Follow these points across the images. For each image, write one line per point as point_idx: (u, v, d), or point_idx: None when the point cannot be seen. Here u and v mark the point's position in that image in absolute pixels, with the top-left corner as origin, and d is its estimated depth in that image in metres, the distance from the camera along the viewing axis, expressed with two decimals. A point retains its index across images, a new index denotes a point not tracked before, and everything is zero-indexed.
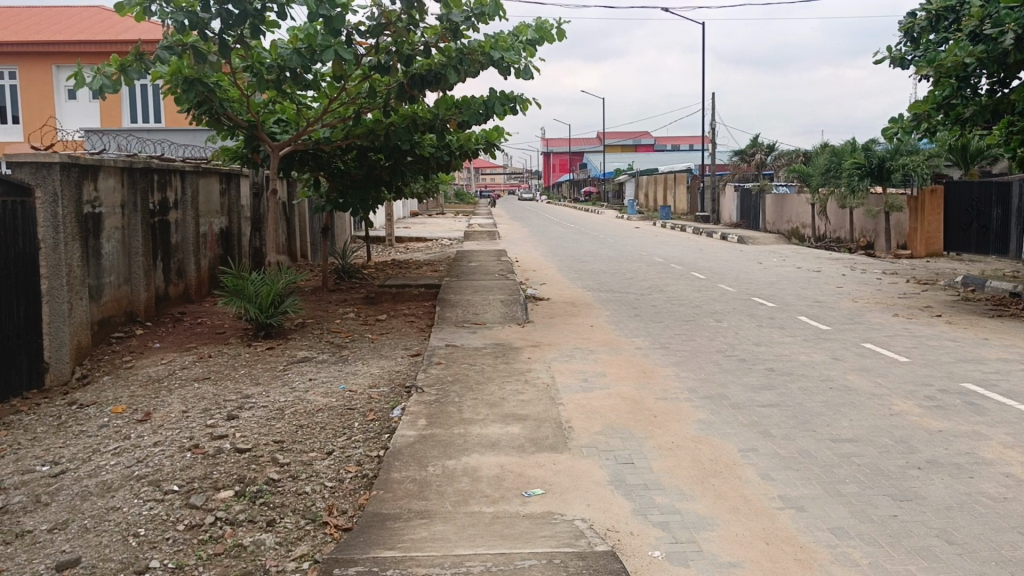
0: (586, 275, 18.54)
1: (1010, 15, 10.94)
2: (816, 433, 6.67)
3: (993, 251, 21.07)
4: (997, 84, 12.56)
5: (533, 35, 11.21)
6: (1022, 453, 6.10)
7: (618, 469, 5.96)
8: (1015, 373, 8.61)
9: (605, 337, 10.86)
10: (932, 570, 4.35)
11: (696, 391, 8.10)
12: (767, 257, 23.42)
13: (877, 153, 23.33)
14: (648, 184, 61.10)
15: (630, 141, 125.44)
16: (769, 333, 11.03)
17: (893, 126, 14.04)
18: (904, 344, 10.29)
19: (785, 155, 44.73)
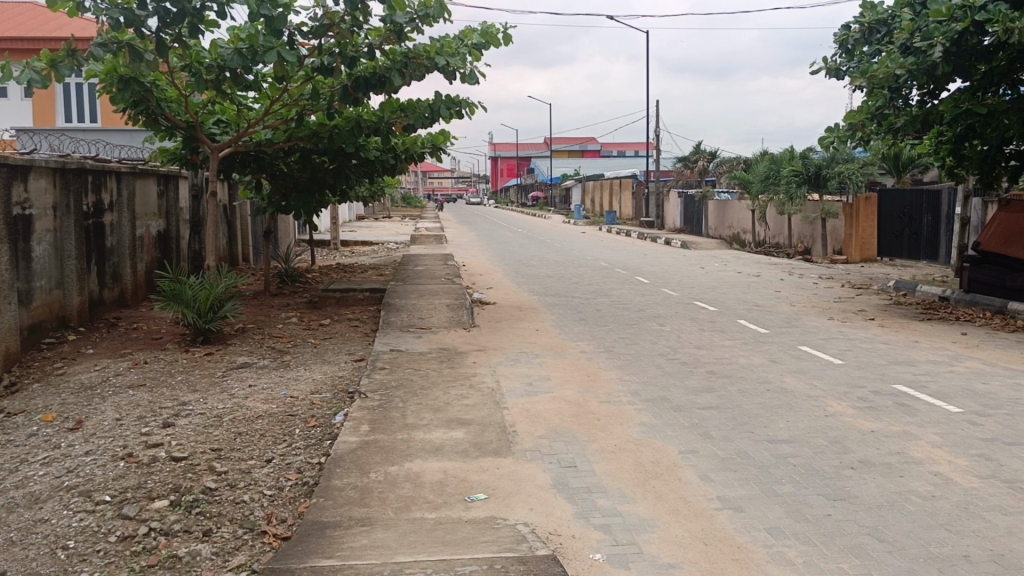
0: (532, 279, 18.60)
1: (938, 29, 11.34)
2: (754, 435, 6.79)
3: (923, 256, 21.94)
4: (927, 95, 13.00)
5: (478, 39, 11.25)
6: (949, 452, 6.30)
7: (560, 472, 5.98)
8: (943, 374, 8.92)
9: (549, 341, 10.91)
10: (863, 567, 4.47)
11: (638, 394, 8.18)
12: (709, 262, 23.82)
13: (814, 162, 23.99)
14: (594, 190, 61.63)
15: (576, 146, 126.39)
16: (710, 337, 11.21)
17: (829, 135, 14.44)
18: (839, 346, 10.56)
19: (726, 163, 45.57)
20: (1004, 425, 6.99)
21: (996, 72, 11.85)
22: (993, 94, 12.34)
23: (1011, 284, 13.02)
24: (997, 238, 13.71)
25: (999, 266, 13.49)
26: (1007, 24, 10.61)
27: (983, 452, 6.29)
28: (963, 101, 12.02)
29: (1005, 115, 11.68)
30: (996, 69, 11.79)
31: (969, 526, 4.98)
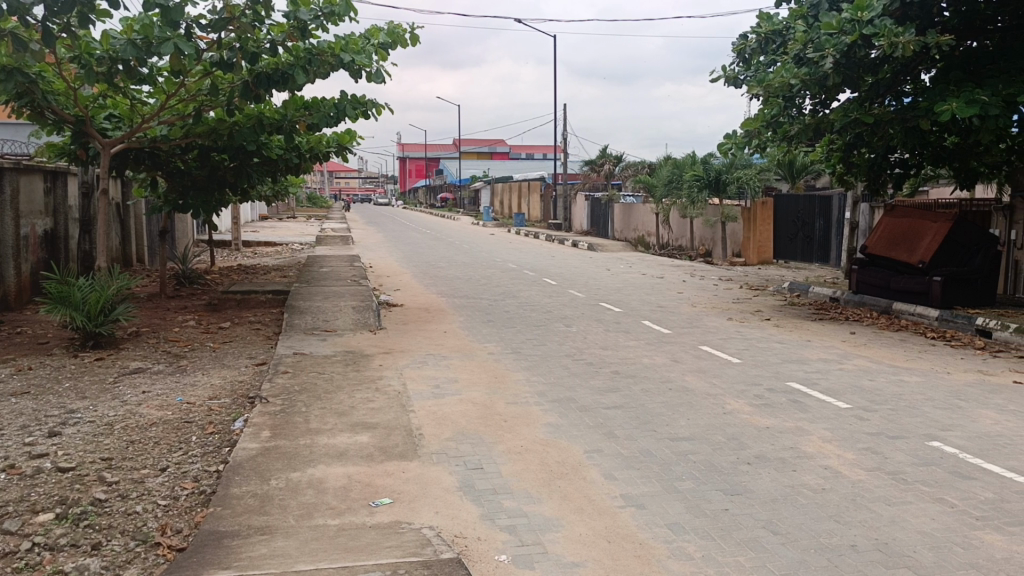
0: (441, 280, 18.53)
1: (829, 40, 11.83)
2: (656, 434, 6.94)
3: (816, 259, 22.93)
4: (818, 105, 13.62)
5: (385, 39, 11.15)
6: (838, 447, 6.60)
7: (467, 474, 5.96)
8: (833, 372, 9.34)
9: (457, 343, 10.87)
10: (758, 559, 4.63)
11: (545, 395, 8.24)
12: (615, 263, 24.26)
13: (714, 167, 24.60)
14: (503, 192, 61.91)
15: (485, 148, 126.55)
16: (615, 338, 11.41)
17: (727, 141, 14.99)
18: (738, 346, 10.92)
19: (632, 166, 46.53)
20: (888, 419, 7.37)
21: (881, 83, 12.63)
22: (878, 105, 13.03)
23: (895, 286, 13.74)
24: (882, 242, 14.38)
25: (884, 268, 14.23)
26: (892, 38, 11.19)
27: (869, 445, 6.61)
28: (851, 111, 12.59)
29: (890, 124, 12.29)
30: (881, 81, 12.54)
31: (856, 516, 5.23)
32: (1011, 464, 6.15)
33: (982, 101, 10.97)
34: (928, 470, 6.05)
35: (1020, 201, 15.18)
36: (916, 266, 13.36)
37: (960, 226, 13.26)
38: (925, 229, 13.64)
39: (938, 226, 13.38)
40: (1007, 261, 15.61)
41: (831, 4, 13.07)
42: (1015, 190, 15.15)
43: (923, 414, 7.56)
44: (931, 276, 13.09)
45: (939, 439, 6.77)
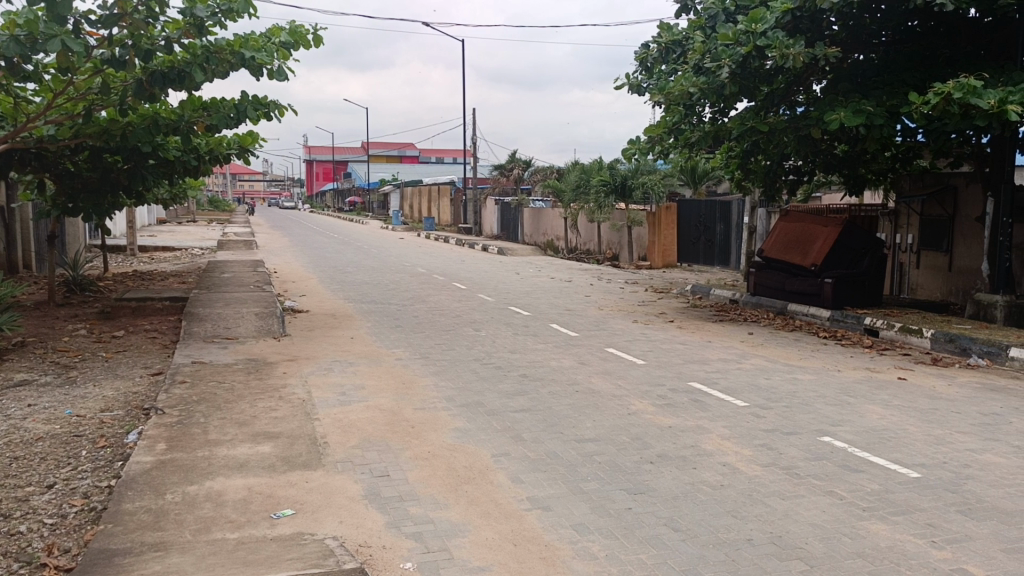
0: (348, 286, 18.22)
1: (725, 51, 12.24)
2: (563, 435, 7.03)
3: (718, 262, 23.69)
4: (717, 113, 14.09)
5: (287, 38, 10.94)
6: (736, 444, 6.82)
7: (372, 482, 5.88)
8: (732, 371, 9.66)
9: (365, 349, 10.73)
10: (659, 556, 4.73)
11: (453, 400, 8.22)
12: (524, 267, 24.42)
13: (620, 171, 25.29)
14: (412, 196, 61.44)
15: (394, 151, 125.35)
16: (523, 341, 11.47)
17: (631, 148, 15.32)
18: (642, 348, 11.15)
19: (541, 171, 46.86)
20: (783, 416, 7.67)
21: (775, 93, 13.14)
22: (772, 114, 13.56)
23: (790, 287, 14.33)
24: (777, 245, 14.93)
25: (779, 270, 14.81)
26: (784, 49, 11.65)
27: (765, 442, 6.86)
28: (748, 119, 13.06)
29: (783, 132, 12.80)
30: (775, 92, 13.05)
31: (752, 511, 5.41)
32: (895, 457, 6.48)
33: (867, 111, 11.56)
34: (819, 464, 6.32)
35: (903, 207, 16.07)
36: (808, 268, 13.97)
37: (848, 230, 13.95)
38: (817, 234, 14.25)
39: (828, 231, 14.04)
40: (893, 264, 16.51)
41: (728, 16, 13.44)
42: (899, 197, 16.01)
43: (815, 411, 7.89)
44: (822, 278, 13.73)
45: (830, 435, 7.08)
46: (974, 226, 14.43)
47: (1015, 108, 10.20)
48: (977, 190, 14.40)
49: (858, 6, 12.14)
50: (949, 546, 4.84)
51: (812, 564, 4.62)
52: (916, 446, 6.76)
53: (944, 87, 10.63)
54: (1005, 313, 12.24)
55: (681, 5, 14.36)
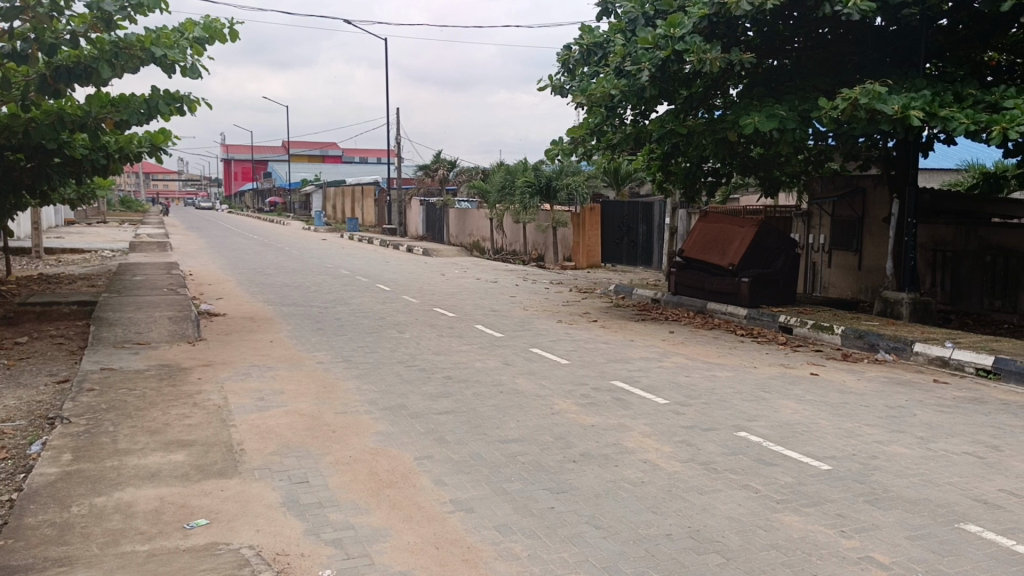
0: (268, 288, 17.78)
1: (645, 55, 12.42)
2: (487, 436, 7.01)
3: (640, 263, 24.20)
4: (638, 115, 14.34)
5: (200, 33, 10.61)
6: (656, 441, 6.93)
7: (291, 489, 5.75)
8: (653, 369, 9.81)
9: (284, 353, 10.49)
10: (581, 555, 4.75)
11: (375, 403, 8.10)
12: (448, 268, 24.30)
13: (545, 173, 25.41)
14: (335, 198, 60.51)
15: (317, 151, 123.34)
16: (448, 343, 11.40)
17: (554, 149, 15.42)
18: (566, 348, 11.23)
19: (466, 172, 46.66)
20: (702, 413, 7.83)
21: (694, 97, 13.43)
22: (692, 117, 13.86)
23: (709, 287, 14.66)
24: (696, 246, 15.18)
25: (699, 270, 15.11)
26: (701, 54, 11.92)
27: (685, 438, 6.99)
28: (667, 122, 13.35)
29: (701, 135, 13.10)
30: (694, 95, 13.34)
31: (673, 506, 5.50)
32: (807, 450, 6.69)
33: (780, 116, 11.88)
34: (736, 459, 6.47)
35: (816, 208, 16.60)
36: (726, 267, 14.30)
37: (763, 231, 14.34)
38: (734, 234, 14.62)
39: (745, 232, 14.41)
40: (806, 263, 17.07)
41: (647, 20, 13.57)
42: (811, 198, 16.53)
43: (732, 407, 8.07)
44: (739, 277, 14.08)
45: (746, 430, 7.26)
46: (881, 226, 15.02)
47: (917, 114, 10.65)
48: (884, 192, 14.99)
49: (771, 13, 12.42)
50: (858, 535, 5.01)
51: (729, 557, 4.72)
52: (828, 439, 6.99)
53: (851, 93, 11.05)
54: (910, 310, 12.78)
55: (602, 8, 14.51)
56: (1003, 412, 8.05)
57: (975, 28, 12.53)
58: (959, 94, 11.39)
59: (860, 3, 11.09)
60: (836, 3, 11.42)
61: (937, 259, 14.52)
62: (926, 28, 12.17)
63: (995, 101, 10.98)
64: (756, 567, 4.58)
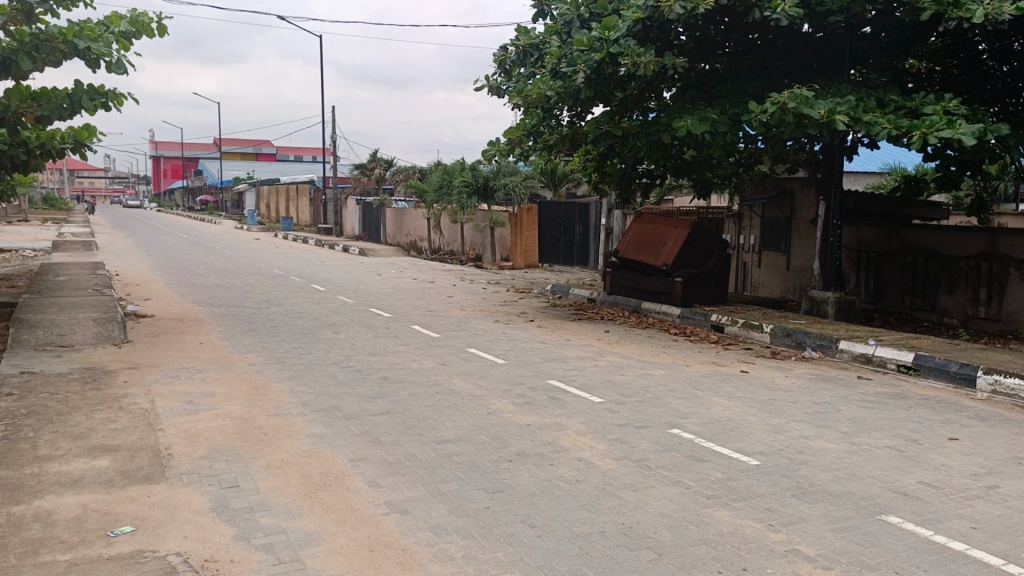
0: (198, 289, 17.38)
1: (580, 56, 12.51)
2: (422, 437, 6.98)
3: (577, 263, 24.42)
4: (575, 117, 14.47)
5: (127, 27, 10.28)
6: (592, 439, 6.99)
7: (220, 494, 5.63)
8: (589, 368, 9.90)
9: (215, 355, 10.25)
10: (516, 554, 4.77)
11: (308, 405, 7.98)
12: (385, 268, 24.09)
13: (482, 173, 25.27)
14: (269, 197, 59.38)
15: (250, 148, 120.92)
16: (384, 344, 11.31)
17: (491, 149, 15.44)
18: (503, 347, 11.24)
19: (403, 171, 46.31)
20: (636, 411, 7.94)
21: (629, 99, 13.61)
22: (627, 119, 14.03)
23: (643, 287, 14.87)
24: (631, 246, 15.38)
25: (634, 270, 15.32)
26: (635, 57, 12.07)
27: (619, 436, 7.08)
28: (603, 124, 13.52)
29: (636, 137, 13.30)
30: (629, 97, 13.50)
31: (606, 503, 5.57)
32: (737, 446, 6.84)
33: (712, 119, 12.12)
34: (668, 455, 6.58)
35: (746, 209, 17.01)
36: (660, 267, 14.52)
37: (696, 231, 14.62)
38: (668, 235, 14.87)
39: (678, 232, 14.67)
40: (737, 263, 17.47)
41: (583, 22, 13.70)
42: (742, 200, 16.91)
43: (665, 404, 8.21)
44: (673, 277, 14.31)
45: (678, 427, 7.39)
46: (809, 228, 15.46)
47: (842, 118, 11.00)
48: (811, 194, 15.44)
49: (704, 18, 12.65)
50: (784, 529, 5.15)
51: (660, 553, 4.80)
52: (757, 435, 7.17)
53: (780, 98, 11.34)
54: (835, 309, 13.20)
55: (538, 9, 14.58)
56: (922, 407, 8.37)
57: (896, 36, 12.90)
58: (882, 99, 11.79)
59: (788, 9, 11.40)
60: (765, 8, 11.70)
61: (861, 259, 15.03)
62: (851, 35, 12.56)
63: (915, 107, 11.42)
64: (687, 562, 4.67)
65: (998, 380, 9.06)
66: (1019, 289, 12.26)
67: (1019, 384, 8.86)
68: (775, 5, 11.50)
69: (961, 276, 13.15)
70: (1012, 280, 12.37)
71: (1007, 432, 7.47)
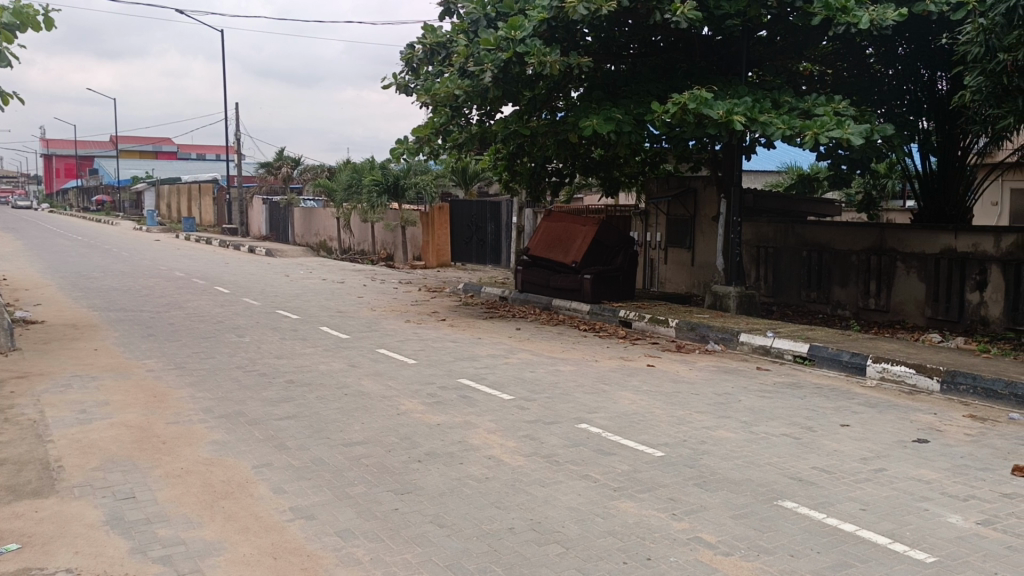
0: (93, 293, 16.62)
1: (487, 56, 12.55)
2: (330, 440, 6.87)
3: (489, 261, 24.44)
4: (484, 116, 14.50)
5: (10, 19, 9.74)
6: (501, 437, 7.02)
7: (116, 506, 5.40)
8: (499, 366, 9.94)
9: (110, 362, 9.84)
10: (424, 554, 4.75)
11: (210, 411, 7.74)
12: (293, 269, 23.62)
13: (392, 172, 25.17)
14: (170, 196, 57.33)
15: (150, 147, 116.31)
16: (290, 346, 11.09)
17: (399, 147, 15.24)
18: (413, 347, 11.16)
19: (311, 169, 45.48)
20: (546, 406, 8.02)
21: (537, 99, 13.73)
22: (535, 118, 14.16)
23: (553, 284, 15.04)
24: (541, 244, 15.53)
25: (545, 268, 15.46)
26: (541, 57, 12.18)
27: (528, 432, 7.13)
28: (511, 123, 13.64)
29: (544, 136, 13.46)
30: (537, 97, 13.58)
31: (515, 500, 5.61)
32: (643, 438, 6.99)
33: (617, 119, 12.35)
34: (577, 450, 6.67)
35: (652, 207, 17.40)
36: (569, 265, 14.71)
37: (603, 228, 14.86)
38: (576, 232, 15.08)
39: (587, 229, 14.89)
40: (644, 259, 17.84)
41: (489, 22, 13.75)
42: (648, 198, 17.29)
43: (574, 400, 8.32)
44: (582, 274, 14.50)
45: (586, 421, 7.50)
46: (711, 224, 15.94)
47: (739, 119, 11.36)
48: (713, 192, 15.94)
49: (607, 19, 12.85)
50: (687, 517, 5.29)
51: (567, 546, 4.86)
52: (661, 427, 7.35)
53: (681, 98, 11.62)
54: (736, 303, 13.66)
55: (444, 8, 14.54)
56: (817, 395, 8.75)
57: (790, 40, 13.49)
58: (777, 101, 12.24)
59: (687, 13, 11.69)
60: (665, 11, 11.98)
61: (761, 254, 15.58)
62: (747, 37, 13.01)
63: (808, 108, 11.90)
64: (594, 555, 4.74)
65: (886, 367, 9.56)
66: (906, 281, 12.92)
67: (905, 370, 9.36)
68: (674, 7, 11.77)
69: (853, 269, 13.79)
70: (899, 273, 13.03)
71: (894, 417, 7.87)
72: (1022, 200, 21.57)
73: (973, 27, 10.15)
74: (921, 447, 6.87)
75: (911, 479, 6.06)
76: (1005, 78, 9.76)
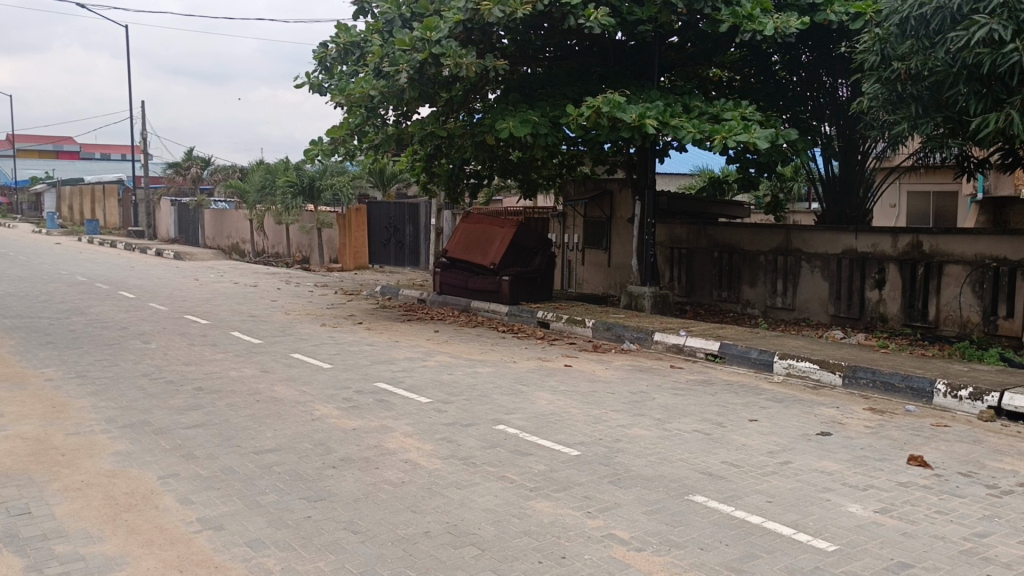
0: None
1: (402, 56, 12.42)
2: (241, 448, 6.69)
3: (407, 263, 24.20)
4: (400, 116, 14.43)
5: None
6: (418, 440, 6.97)
7: (9, 522, 5.13)
8: (417, 369, 9.87)
9: (4, 371, 9.33)
10: (337, 561, 4.68)
11: (113, 421, 7.43)
12: (204, 273, 22.91)
13: (307, 173, 24.92)
14: (71, 198, 54.94)
15: (50, 146, 111.16)
16: (200, 352, 10.74)
17: (313, 149, 14.84)
18: (328, 351, 10.98)
19: (221, 171, 44.39)
20: (463, 409, 8.00)
21: (454, 101, 13.73)
22: (452, 119, 14.16)
23: (472, 286, 15.06)
24: (459, 246, 15.52)
25: (463, 270, 15.45)
26: (457, 59, 12.18)
27: (445, 435, 7.10)
28: (428, 125, 13.60)
29: (462, 137, 13.47)
30: (453, 98, 13.54)
31: (430, 503, 5.58)
32: (560, 438, 7.04)
33: (533, 121, 12.44)
34: (494, 451, 6.67)
35: (570, 209, 17.58)
36: (488, 266, 14.75)
37: (521, 231, 14.95)
38: (495, 235, 15.12)
39: (505, 232, 14.95)
40: (562, 261, 18.00)
41: (404, 21, 13.64)
42: (566, 200, 17.45)
43: (492, 401, 8.32)
44: (500, 276, 14.58)
45: (503, 423, 7.51)
46: (627, 226, 16.22)
47: (651, 122, 11.60)
48: (628, 194, 16.23)
49: (522, 22, 12.90)
50: (601, 515, 5.36)
51: (483, 548, 4.86)
52: (578, 426, 7.42)
53: (594, 102, 11.79)
54: (651, 302, 13.93)
55: (358, 7, 14.35)
56: (726, 392, 9.00)
57: (700, 46, 13.82)
58: (688, 105, 12.53)
59: (600, 18, 11.85)
60: (579, 15, 12.10)
61: (674, 256, 15.93)
62: (659, 43, 13.29)
63: (717, 113, 12.22)
64: (508, 555, 4.75)
65: (792, 363, 9.91)
66: (810, 280, 13.42)
67: (810, 366, 9.72)
68: (588, 13, 11.91)
69: (761, 269, 14.24)
70: (804, 272, 13.51)
71: (799, 411, 8.16)
72: (917, 201, 22.65)
73: (870, 37, 10.62)
74: (824, 440, 7.14)
75: (814, 471, 6.29)
76: (899, 86, 10.21)
